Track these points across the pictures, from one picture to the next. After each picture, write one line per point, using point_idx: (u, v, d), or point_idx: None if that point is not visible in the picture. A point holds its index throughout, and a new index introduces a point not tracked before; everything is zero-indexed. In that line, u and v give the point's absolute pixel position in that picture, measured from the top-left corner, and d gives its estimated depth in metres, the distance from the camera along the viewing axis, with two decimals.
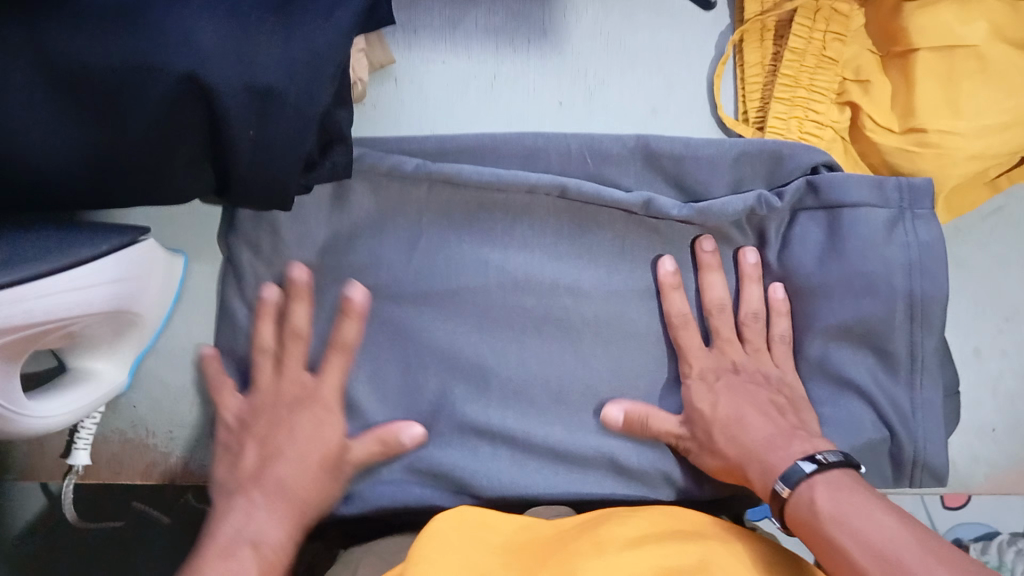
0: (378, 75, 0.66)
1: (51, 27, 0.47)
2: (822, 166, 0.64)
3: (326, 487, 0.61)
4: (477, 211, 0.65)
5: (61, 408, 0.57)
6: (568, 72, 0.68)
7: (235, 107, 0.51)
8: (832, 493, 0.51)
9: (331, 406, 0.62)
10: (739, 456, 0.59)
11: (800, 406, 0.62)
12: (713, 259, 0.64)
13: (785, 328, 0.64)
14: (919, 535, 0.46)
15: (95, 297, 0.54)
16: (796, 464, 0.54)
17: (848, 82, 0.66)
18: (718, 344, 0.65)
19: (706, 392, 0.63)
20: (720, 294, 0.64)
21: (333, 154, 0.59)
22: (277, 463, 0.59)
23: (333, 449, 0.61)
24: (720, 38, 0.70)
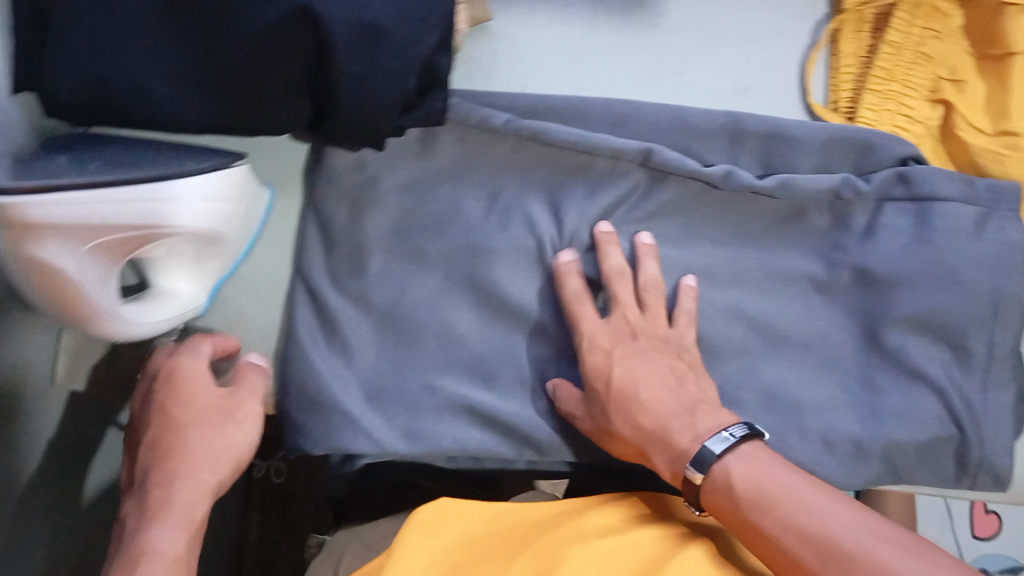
0: (475, 30, 0.67)
1: None
2: (909, 158, 0.66)
3: (226, 443, 0.57)
4: (562, 166, 0.66)
5: (140, 317, 0.57)
6: (659, 44, 0.69)
7: (342, 41, 0.54)
8: (747, 473, 0.52)
9: (179, 372, 0.59)
10: (637, 438, 0.59)
11: (697, 375, 0.62)
12: (610, 236, 0.64)
13: (690, 307, 0.64)
14: (849, 513, 0.49)
15: (185, 210, 0.55)
16: (705, 446, 0.54)
17: (943, 80, 0.67)
18: (615, 312, 0.64)
19: (604, 361, 0.61)
20: (616, 264, 0.64)
21: (433, 98, 0.61)
22: (146, 452, 0.57)
23: (214, 405, 0.58)
24: (816, 26, 0.70)
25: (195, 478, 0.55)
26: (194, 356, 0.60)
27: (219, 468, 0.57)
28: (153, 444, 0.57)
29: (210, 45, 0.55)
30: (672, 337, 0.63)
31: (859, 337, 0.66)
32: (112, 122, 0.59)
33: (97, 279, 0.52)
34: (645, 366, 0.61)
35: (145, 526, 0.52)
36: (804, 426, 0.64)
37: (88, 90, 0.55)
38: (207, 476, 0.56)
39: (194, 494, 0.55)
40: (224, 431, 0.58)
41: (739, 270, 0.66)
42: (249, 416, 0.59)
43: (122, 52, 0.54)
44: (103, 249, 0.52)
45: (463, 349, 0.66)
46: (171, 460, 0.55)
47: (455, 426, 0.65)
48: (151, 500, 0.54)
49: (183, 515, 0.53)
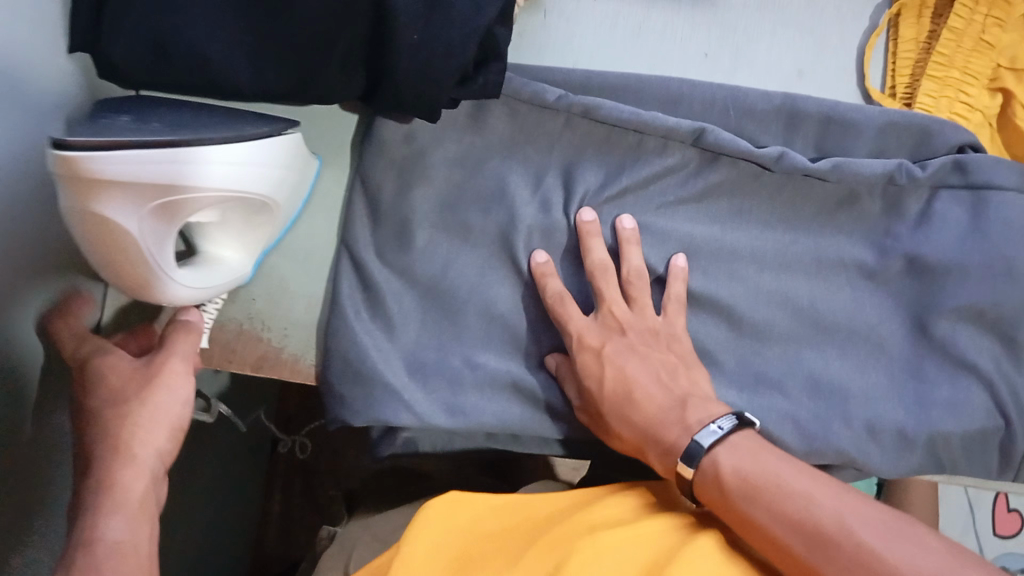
0: (530, 6, 0.67)
1: None
2: (966, 146, 0.65)
3: (160, 413, 0.54)
4: (615, 143, 0.65)
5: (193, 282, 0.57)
6: (715, 24, 0.68)
7: (404, 8, 0.54)
8: (736, 463, 0.53)
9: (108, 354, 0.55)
10: (635, 437, 0.59)
11: (689, 365, 0.62)
12: (595, 227, 0.64)
13: (680, 292, 0.64)
14: (835, 497, 0.50)
15: (227, 177, 0.53)
16: (695, 440, 0.55)
17: (1003, 69, 0.67)
18: (603, 308, 0.63)
19: (596, 362, 0.61)
20: (598, 257, 0.64)
21: (488, 72, 0.60)
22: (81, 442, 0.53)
23: (141, 377, 0.55)
24: (876, 11, 0.69)
25: (131, 457, 0.52)
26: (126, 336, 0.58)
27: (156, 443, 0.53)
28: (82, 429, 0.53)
29: (272, 8, 0.54)
30: (660, 325, 0.64)
31: (907, 326, 0.66)
32: (163, 83, 0.58)
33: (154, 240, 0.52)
34: (634, 362, 0.61)
35: (90, 515, 0.49)
36: (849, 415, 0.64)
37: (144, 47, 0.55)
38: (145, 452, 0.52)
39: (135, 477, 0.51)
40: (153, 398, 0.54)
41: (788, 256, 0.66)
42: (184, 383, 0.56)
43: (181, 6, 0.54)
44: (162, 210, 0.51)
45: (507, 327, 0.66)
46: (108, 443, 0.52)
47: (495, 402, 0.65)
48: (88, 489, 0.50)
49: (126, 497, 0.50)
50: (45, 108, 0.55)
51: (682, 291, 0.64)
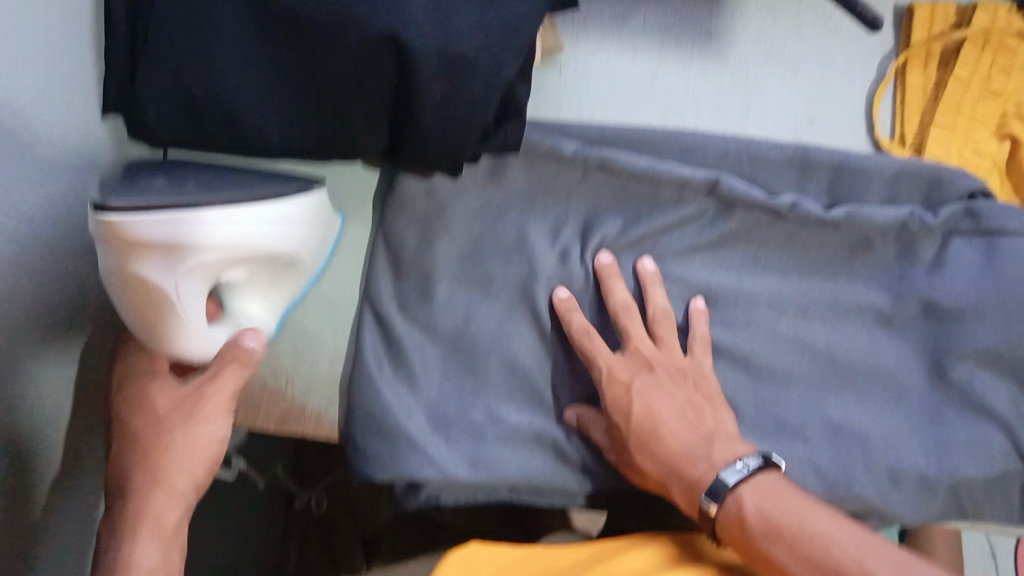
0: (545, 62, 0.69)
1: None
2: (977, 193, 0.66)
3: (197, 443, 0.58)
4: (632, 193, 0.66)
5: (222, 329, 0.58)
6: (727, 74, 0.69)
7: (428, 70, 0.55)
8: (759, 501, 0.56)
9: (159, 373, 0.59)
10: (659, 470, 0.62)
11: (716, 404, 0.64)
12: (613, 269, 0.66)
13: (705, 334, 0.66)
14: (848, 541, 0.54)
15: (246, 231, 0.53)
16: (719, 477, 0.58)
17: (1011, 116, 0.68)
18: (629, 347, 0.65)
19: (626, 397, 0.63)
20: (624, 297, 0.66)
21: (508, 127, 0.61)
22: (116, 457, 0.58)
23: (184, 404, 0.58)
24: (884, 61, 0.71)
25: (165, 488, 0.57)
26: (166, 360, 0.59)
27: (192, 474, 0.58)
28: (129, 445, 0.58)
29: (300, 68, 0.56)
30: (685, 366, 0.65)
31: (925, 370, 0.67)
32: (189, 140, 0.59)
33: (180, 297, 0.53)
34: (662, 399, 0.64)
35: (123, 539, 0.55)
36: (871, 460, 0.64)
37: (173, 102, 0.56)
38: (180, 484, 0.57)
39: (165, 507, 0.56)
40: (191, 430, 0.58)
41: (805, 303, 0.66)
42: (222, 409, 0.58)
43: (212, 70, 0.55)
44: (188, 270, 0.52)
45: (528, 377, 0.67)
46: (148, 468, 0.57)
47: (519, 455, 0.66)
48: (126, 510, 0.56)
49: (155, 526, 0.56)
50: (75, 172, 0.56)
51: (706, 334, 0.66)
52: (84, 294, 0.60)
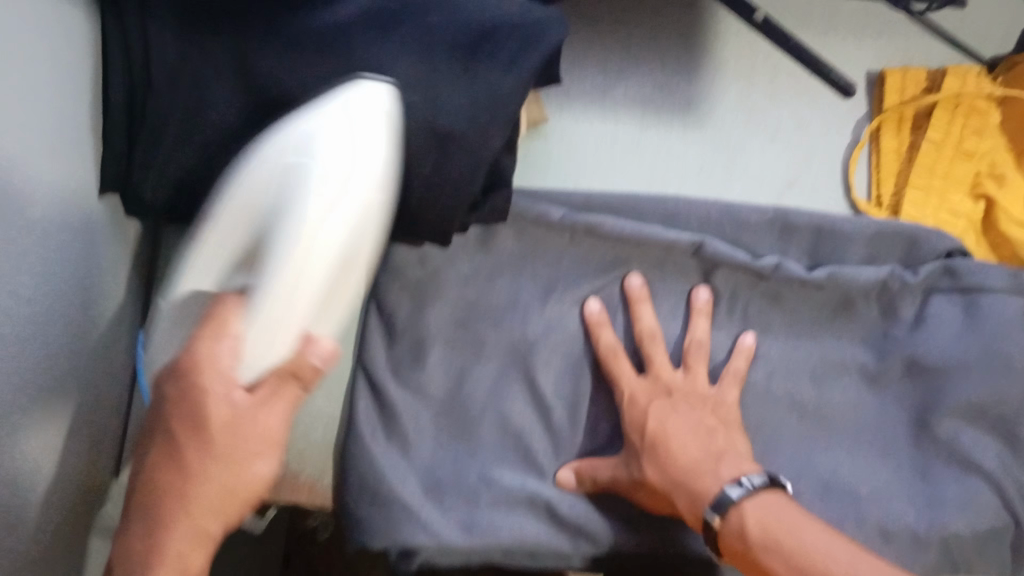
0: (532, 133, 0.73)
1: (257, 52, 0.53)
2: (954, 252, 0.69)
3: (241, 482, 0.51)
4: (620, 259, 0.69)
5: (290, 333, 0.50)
6: (708, 139, 0.73)
7: (416, 147, 0.57)
8: (762, 516, 0.56)
9: (223, 368, 0.50)
10: (666, 485, 0.60)
11: (732, 428, 0.63)
12: (642, 292, 0.67)
13: (744, 367, 0.66)
14: (847, 551, 0.53)
15: (396, 172, 0.52)
16: (724, 490, 0.57)
17: (984, 176, 0.71)
18: (654, 369, 0.66)
19: (643, 413, 0.64)
20: (651, 323, 0.67)
21: (496, 198, 0.63)
22: (150, 478, 0.50)
23: (243, 431, 0.50)
24: (857, 125, 0.75)
25: (196, 526, 0.49)
26: (227, 342, 0.49)
27: (227, 514, 0.50)
28: (178, 466, 0.50)
29: None
30: (708, 392, 0.65)
31: (910, 425, 0.68)
32: (184, 208, 0.61)
33: (325, 213, 0.48)
34: (680, 419, 0.63)
35: None
36: (862, 517, 0.64)
37: (169, 185, 0.58)
38: (213, 527, 0.50)
39: (188, 551, 0.49)
40: (240, 467, 0.50)
41: (791, 361, 0.68)
42: (273, 442, 0.52)
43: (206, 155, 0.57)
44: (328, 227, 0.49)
45: (520, 439, 0.67)
46: (185, 503, 0.49)
47: (513, 517, 0.65)
48: (148, 544, 0.48)
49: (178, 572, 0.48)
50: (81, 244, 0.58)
51: (745, 367, 0.66)
52: None
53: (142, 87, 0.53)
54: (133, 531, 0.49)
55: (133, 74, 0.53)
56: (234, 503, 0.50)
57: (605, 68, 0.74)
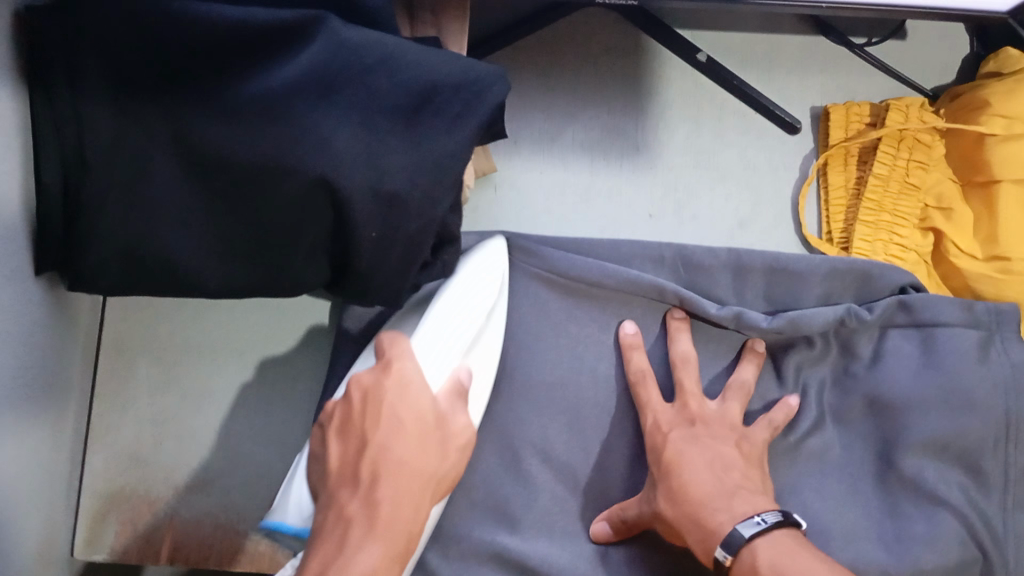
0: (483, 182, 0.78)
1: (194, 117, 0.50)
2: (908, 287, 0.72)
3: (442, 469, 0.55)
4: (577, 316, 0.70)
5: (443, 374, 0.60)
6: (658, 180, 0.81)
7: (360, 210, 0.52)
8: (775, 556, 0.54)
9: (407, 385, 0.56)
10: (678, 518, 0.59)
11: (754, 465, 0.63)
12: (681, 321, 0.69)
13: (782, 419, 0.66)
14: None
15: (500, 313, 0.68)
16: (736, 529, 0.56)
17: (931, 208, 0.77)
18: (682, 399, 0.66)
19: (662, 442, 0.63)
20: (685, 349, 0.68)
21: (446, 255, 0.62)
22: (361, 440, 0.54)
23: (438, 422, 0.56)
24: (805, 160, 0.82)
25: (407, 503, 0.52)
26: (412, 361, 0.58)
27: (419, 502, 0.53)
28: (382, 434, 0.54)
29: (239, 215, 0.53)
30: (738, 425, 0.65)
31: (874, 462, 0.68)
32: (129, 288, 0.55)
33: (474, 307, 0.64)
34: (695, 450, 0.62)
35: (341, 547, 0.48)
36: (835, 555, 0.64)
37: (116, 260, 0.53)
38: (410, 510, 0.52)
39: (400, 523, 0.51)
40: (442, 458, 0.55)
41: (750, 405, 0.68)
42: (462, 444, 0.57)
43: (150, 226, 0.52)
44: (478, 303, 0.64)
45: (488, 491, 0.66)
46: (399, 470, 0.52)
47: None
48: (373, 513, 0.50)
49: (392, 547, 0.50)
50: (40, 319, 0.58)
51: (784, 420, 0.66)
52: (61, 424, 0.63)
53: (76, 167, 0.50)
54: (350, 501, 0.51)
55: (67, 155, 0.50)
56: (441, 488, 0.55)
57: (551, 118, 0.81)
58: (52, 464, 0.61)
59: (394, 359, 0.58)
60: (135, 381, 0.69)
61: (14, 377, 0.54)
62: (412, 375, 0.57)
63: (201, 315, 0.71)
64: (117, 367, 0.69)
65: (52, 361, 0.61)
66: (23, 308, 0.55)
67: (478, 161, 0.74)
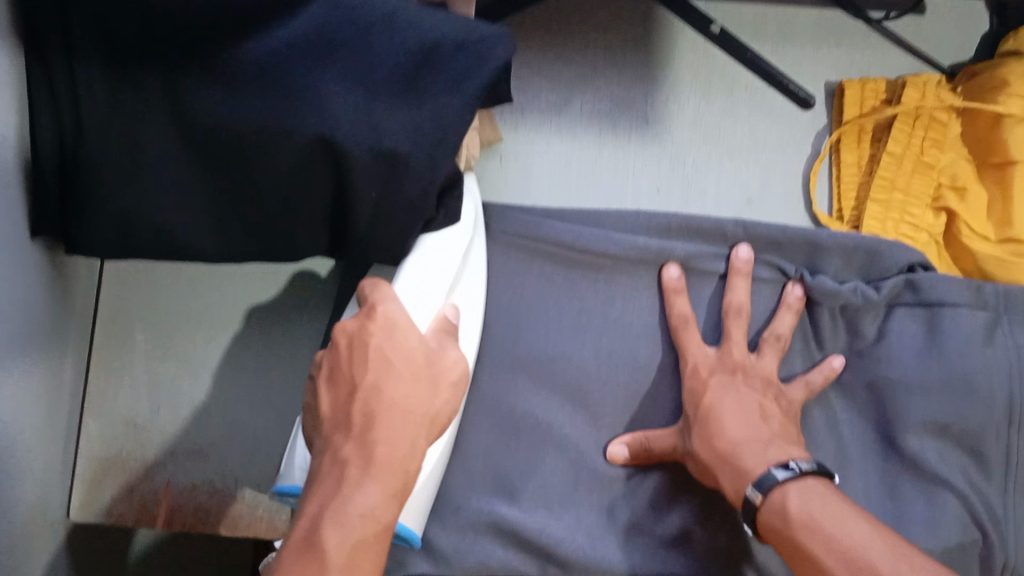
0: (487, 151, 0.77)
1: (190, 80, 0.48)
2: (916, 265, 0.70)
3: (435, 405, 0.52)
4: (581, 287, 0.69)
5: (428, 317, 0.58)
6: (666, 152, 0.80)
7: (363, 170, 0.51)
8: (806, 499, 0.54)
9: (393, 328, 0.53)
10: (712, 460, 0.60)
11: (787, 418, 0.63)
12: (744, 264, 0.67)
13: (819, 381, 0.66)
14: (897, 549, 0.51)
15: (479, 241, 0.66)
16: (769, 470, 0.56)
17: (945, 188, 0.75)
18: (725, 346, 0.65)
19: (702, 388, 0.64)
20: (740, 296, 0.67)
21: (450, 203, 0.60)
22: (352, 380, 0.51)
23: (427, 360, 0.53)
24: (819, 137, 0.81)
25: (400, 438, 0.49)
26: (395, 303, 0.55)
27: (414, 436, 0.50)
28: (369, 377, 0.51)
29: (237, 182, 0.52)
30: (775, 379, 0.65)
31: (878, 444, 0.68)
32: (124, 253, 0.55)
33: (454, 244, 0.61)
34: (732, 398, 0.62)
35: (337, 496, 0.47)
36: None
37: (109, 226, 0.52)
38: (407, 444, 0.50)
39: (396, 461, 0.49)
40: (436, 392, 0.52)
41: (784, 375, 0.68)
42: (457, 377, 0.54)
43: (145, 190, 0.51)
44: (458, 236, 0.61)
45: (488, 466, 0.65)
46: (387, 409, 0.50)
47: (479, 546, 0.64)
48: (367, 454, 0.48)
49: (389, 486, 0.48)
50: (36, 280, 0.57)
51: (820, 383, 0.66)
52: (58, 381, 0.62)
53: (71, 132, 0.49)
54: (343, 445, 0.49)
55: (63, 119, 0.49)
56: (438, 423, 0.53)
57: (558, 88, 0.79)
58: (49, 422, 0.61)
59: (378, 303, 0.55)
60: (132, 345, 0.69)
61: (12, 338, 0.53)
62: (401, 319, 0.54)
63: (200, 281, 0.70)
64: (114, 332, 0.69)
65: (51, 318, 0.60)
66: (20, 270, 0.54)
67: (485, 130, 0.72)
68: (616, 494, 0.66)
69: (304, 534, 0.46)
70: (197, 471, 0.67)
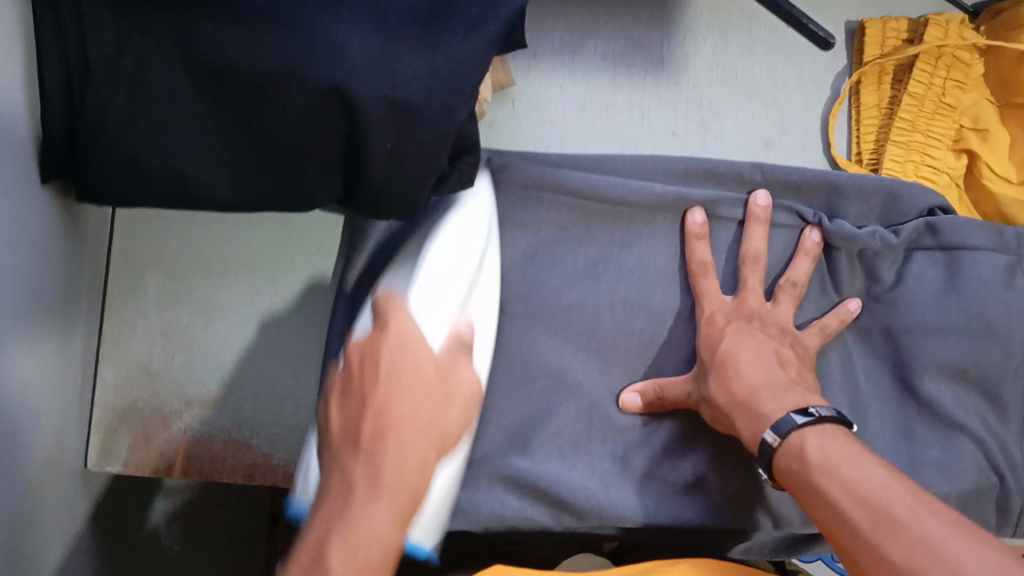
0: (499, 95, 0.75)
1: (198, 18, 0.47)
2: (936, 209, 0.70)
3: (444, 423, 0.56)
4: (596, 233, 0.68)
5: (443, 330, 0.59)
6: (681, 95, 0.78)
7: (376, 119, 0.50)
8: (822, 442, 0.53)
9: (404, 343, 0.57)
10: (730, 405, 0.60)
11: (804, 366, 0.63)
12: (762, 212, 0.67)
13: (834, 325, 0.65)
14: (909, 489, 0.49)
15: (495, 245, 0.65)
16: (788, 414, 0.56)
17: (967, 129, 0.75)
18: (742, 293, 0.65)
19: (717, 335, 0.63)
20: (758, 243, 0.66)
21: (462, 164, 0.59)
22: (364, 403, 0.54)
23: (436, 381, 0.56)
24: (838, 78, 0.80)
25: (408, 457, 0.52)
26: (408, 318, 0.58)
27: (420, 457, 0.53)
28: (379, 397, 0.54)
29: (249, 126, 0.51)
30: (789, 326, 0.65)
31: (893, 389, 0.68)
32: (137, 199, 0.54)
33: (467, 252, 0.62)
34: (748, 346, 0.62)
35: (348, 512, 0.50)
36: None
37: (120, 171, 0.51)
38: (414, 462, 0.53)
39: (403, 479, 0.52)
40: (444, 411, 0.56)
41: (798, 320, 0.67)
42: (464, 393, 0.58)
43: (152, 134, 0.50)
44: (472, 245, 0.62)
45: (505, 413, 0.65)
46: (394, 431, 0.53)
47: (495, 495, 0.65)
48: (374, 473, 0.51)
49: (398, 504, 0.51)
50: (48, 229, 0.56)
51: (836, 326, 0.66)
52: (70, 336, 0.62)
53: (79, 74, 0.47)
54: (353, 464, 0.52)
55: (70, 60, 0.47)
56: (445, 441, 0.56)
57: (571, 29, 0.78)
58: (62, 378, 0.61)
59: (389, 321, 0.58)
60: (144, 295, 0.68)
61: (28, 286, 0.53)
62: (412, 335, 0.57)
63: (212, 229, 0.70)
64: (125, 282, 0.68)
65: (63, 275, 0.60)
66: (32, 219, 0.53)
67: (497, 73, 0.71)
68: (631, 440, 0.66)
69: (313, 547, 0.49)
70: (213, 420, 0.67)
